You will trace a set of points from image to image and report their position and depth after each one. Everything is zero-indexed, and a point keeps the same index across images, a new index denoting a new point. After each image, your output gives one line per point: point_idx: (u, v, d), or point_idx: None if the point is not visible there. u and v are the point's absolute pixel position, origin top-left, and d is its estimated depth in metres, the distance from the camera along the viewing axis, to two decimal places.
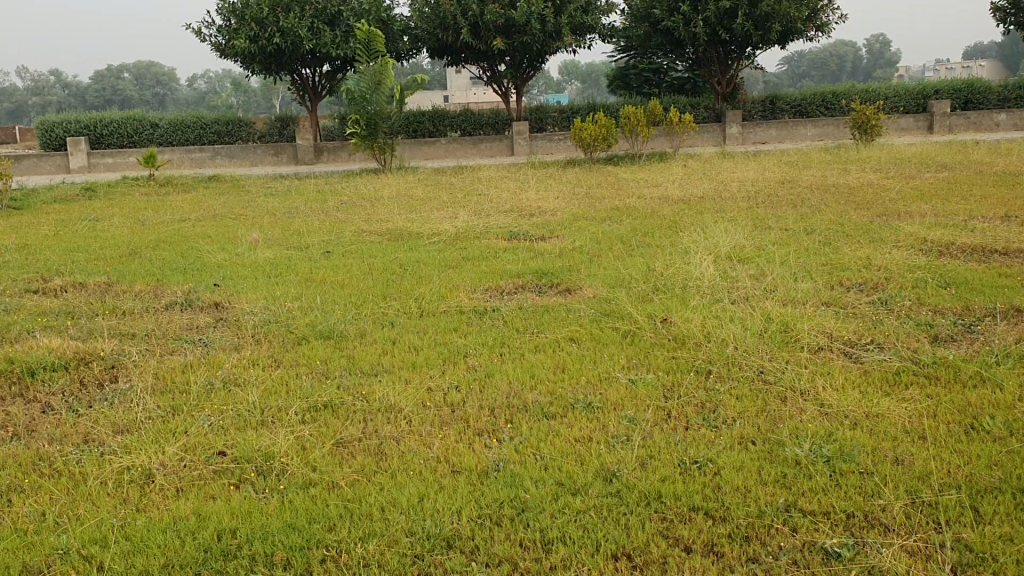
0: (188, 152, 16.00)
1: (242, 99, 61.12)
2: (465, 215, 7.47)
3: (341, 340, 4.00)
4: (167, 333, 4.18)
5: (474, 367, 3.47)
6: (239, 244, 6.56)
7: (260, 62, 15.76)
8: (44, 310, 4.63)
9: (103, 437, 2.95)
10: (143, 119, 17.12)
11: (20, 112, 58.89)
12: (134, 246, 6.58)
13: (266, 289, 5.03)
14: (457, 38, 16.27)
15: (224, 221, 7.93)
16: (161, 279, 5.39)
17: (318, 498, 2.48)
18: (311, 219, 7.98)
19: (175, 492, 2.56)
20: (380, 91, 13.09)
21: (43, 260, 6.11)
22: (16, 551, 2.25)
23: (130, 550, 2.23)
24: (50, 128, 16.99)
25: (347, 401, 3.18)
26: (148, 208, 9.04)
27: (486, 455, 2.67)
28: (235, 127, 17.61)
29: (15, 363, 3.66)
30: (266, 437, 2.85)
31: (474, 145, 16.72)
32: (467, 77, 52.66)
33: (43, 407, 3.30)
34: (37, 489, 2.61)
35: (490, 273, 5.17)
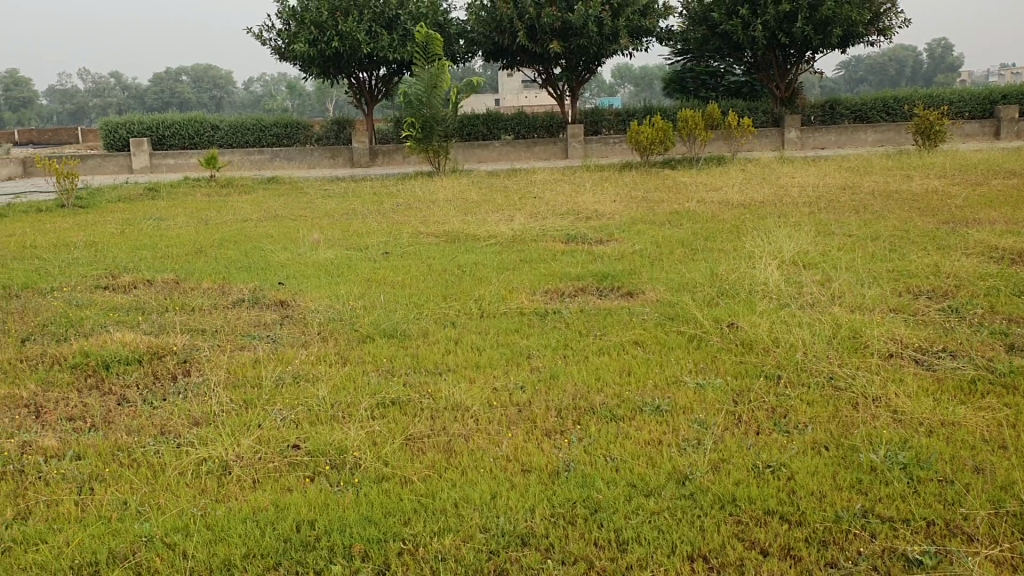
0: (248, 155, 16.43)
1: (297, 101, 62.11)
2: (522, 218, 7.50)
3: (404, 339, 4.04)
4: (235, 329, 4.26)
5: (539, 369, 3.48)
6: (301, 244, 6.66)
7: (318, 65, 15.99)
8: (115, 305, 4.75)
9: (179, 429, 3.01)
10: (204, 121, 17.50)
11: (82, 115, 60.43)
12: (199, 244, 6.71)
13: (330, 288, 5.10)
14: (514, 41, 16.34)
15: (284, 222, 8.06)
16: (226, 277, 5.49)
17: (392, 492, 2.51)
18: (369, 220, 8.07)
19: (252, 484, 2.61)
20: (435, 94, 13.23)
21: (112, 256, 6.27)
22: (102, 538, 2.31)
23: (212, 539, 2.28)
24: (114, 129, 17.44)
25: (414, 399, 3.22)
26: (211, 208, 9.23)
27: (556, 455, 2.68)
28: (292, 129, 17.88)
29: (91, 356, 3.76)
30: (339, 432, 2.90)
31: (528, 147, 16.78)
32: (520, 81, 52.86)
33: (119, 399, 3.39)
34: (117, 478, 2.67)
35: (550, 275, 5.19)
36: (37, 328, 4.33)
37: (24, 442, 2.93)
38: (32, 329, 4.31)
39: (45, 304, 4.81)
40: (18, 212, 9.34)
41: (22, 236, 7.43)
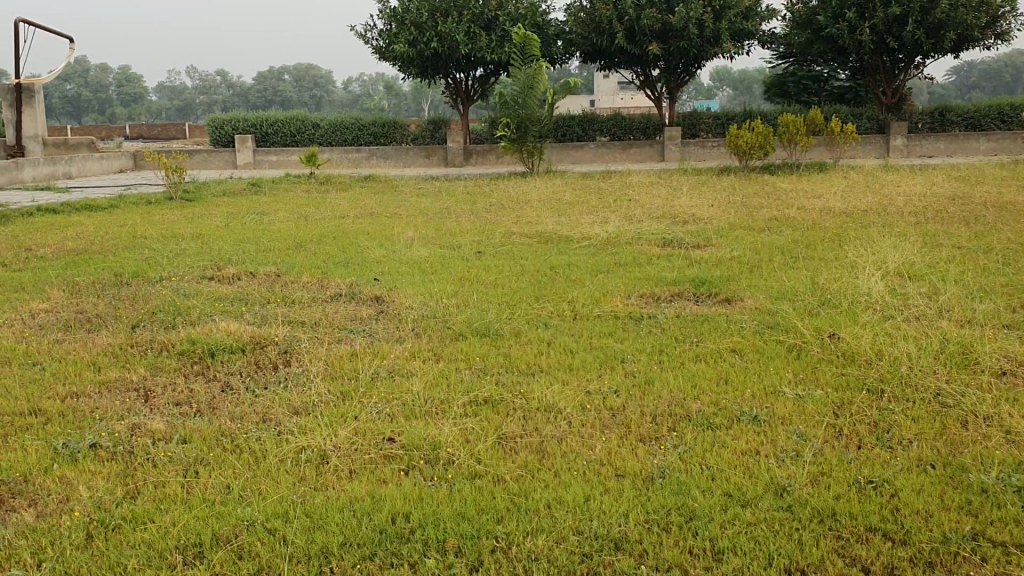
0: (347, 152, 16.85)
1: (393, 101, 63.21)
2: (616, 220, 7.47)
3: (498, 338, 4.05)
4: (332, 323, 4.36)
5: (634, 373, 3.46)
6: (397, 242, 6.76)
7: (417, 66, 16.24)
8: (220, 296, 4.90)
9: (280, 417, 3.09)
10: (306, 119, 18.15)
11: (189, 112, 62.65)
12: (298, 239, 6.88)
13: (424, 285, 5.17)
14: (612, 43, 16.29)
15: (380, 219, 8.21)
16: (324, 271, 5.62)
17: (484, 489, 2.53)
18: (463, 219, 8.14)
19: (348, 474, 2.67)
20: (532, 95, 13.24)
21: (217, 249, 6.48)
22: (206, 519, 2.38)
23: (310, 526, 2.34)
24: (220, 126, 18.33)
25: (507, 398, 3.23)
26: (309, 204, 9.45)
27: (651, 461, 2.65)
28: (389, 129, 18.24)
29: (198, 344, 3.90)
30: (433, 428, 2.93)
31: (624, 150, 16.69)
32: (616, 82, 52.64)
33: (223, 386, 3.50)
34: (221, 462, 2.76)
35: (644, 279, 5.15)
36: (148, 315, 4.51)
37: (134, 425, 3.05)
38: (142, 316, 4.49)
39: (154, 293, 5.00)
40: (130, 204, 9.75)
41: (133, 226, 7.74)
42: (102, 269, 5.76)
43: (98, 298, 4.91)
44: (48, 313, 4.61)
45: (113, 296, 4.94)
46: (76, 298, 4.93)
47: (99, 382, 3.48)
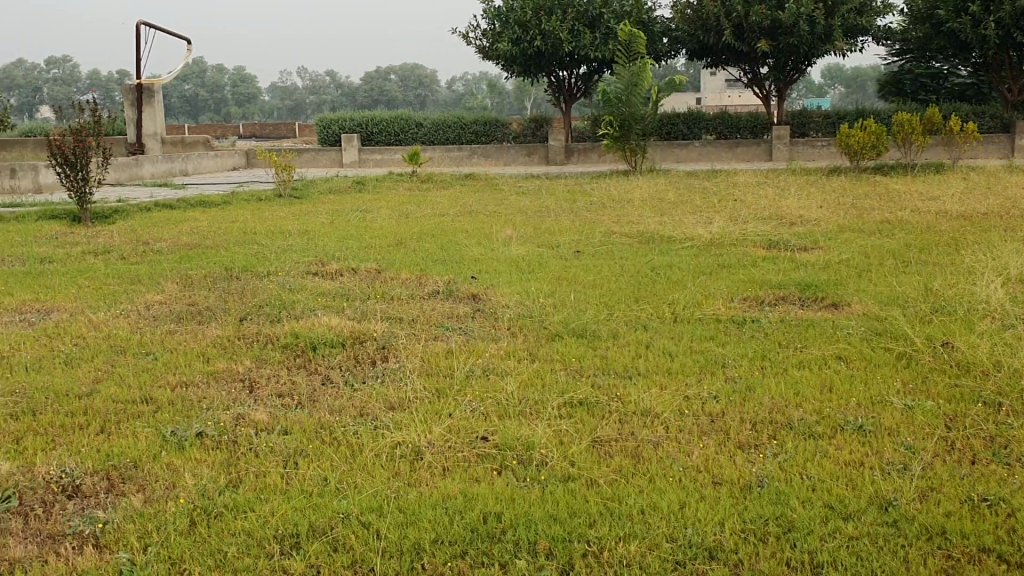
0: (448, 152, 16.95)
1: (497, 100, 63.61)
2: (720, 221, 7.33)
3: (595, 340, 4.02)
4: (429, 320, 4.40)
5: (735, 379, 3.38)
6: (495, 240, 6.79)
7: (520, 64, 16.31)
8: (323, 291, 5.01)
9: (377, 412, 3.14)
10: (410, 119, 18.49)
11: (299, 111, 64.45)
12: (400, 236, 6.99)
13: (522, 284, 5.17)
14: (719, 40, 16.04)
15: (480, 217, 8.26)
16: (423, 269, 5.68)
17: (578, 493, 2.50)
18: (563, 218, 8.12)
19: (442, 471, 2.69)
20: (636, 93, 13.11)
21: (321, 245, 6.64)
22: (304, 510, 2.43)
23: (403, 521, 2.36)
24: (328, 126, 18.84)
25: (602, 401, 3.20)
26: (411, 202, 9.59)
27: (749, 469, 2.58)
28: (492, 127, 18.41)
29: (300, 338, 4.00)
30: (527, 428, 2.93)
31: (730, 149, 16.36)
32: (723, 81, 51.65)
33: (323, 378, 3.58)
34: (319, 455, 2.81)
35: (748, 282, 5.03)
36: (254, 309, 4.64)
37: (238, 415, 3.14)
38: (249, 309, 4.63)
39: (261, 287, 5.15)
40: (241, 200, 10.08)
41: (243, 223, 7.99)
42: (212, 262, 5.98)
43: (209, 291, 5.09)
44: (161, 304, 4.79)
45: (222, 290, 5.11)
46: (189, 291, 5.12)
47: (208, 372, 3.61)
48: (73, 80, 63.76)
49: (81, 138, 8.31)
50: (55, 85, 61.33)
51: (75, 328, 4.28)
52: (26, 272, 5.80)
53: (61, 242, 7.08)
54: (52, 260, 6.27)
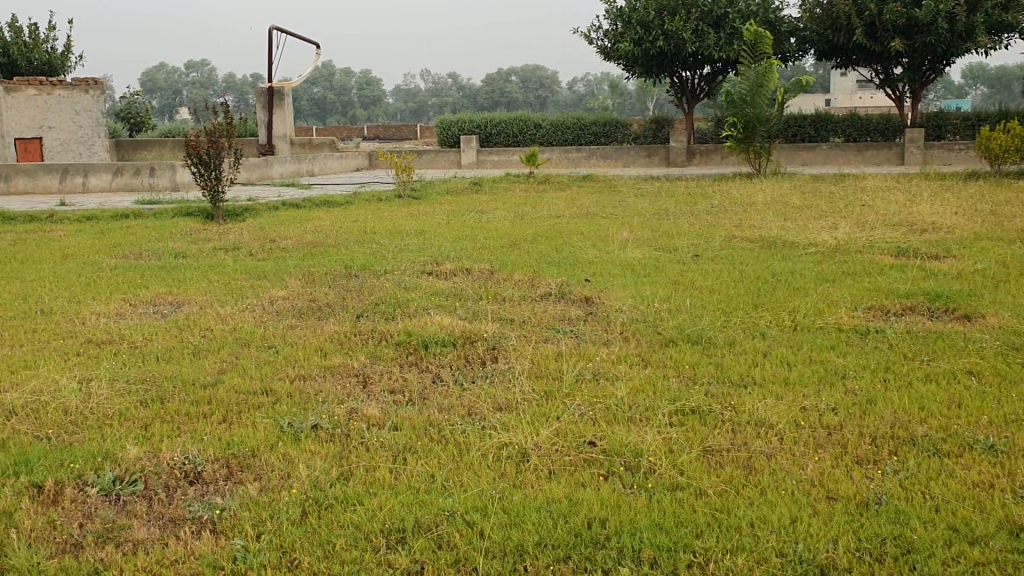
0: (566, 152, 16.95)
1: (619, 101, 63.23)
2: (846, 226, 7.08)
3: (710, 346, 3.93)
4: (541, 322, 4.40)
5: (856, 391, 3.24)
6: (611, 242, 6.75)
7: (641, 65, 16.18)
8: (437, 291, 5.08)
9: (486, 412, 3.16)
10: (529, 120, 18.61)
11: (422, 112, 65.66)
12: (515, 237, 7.03)
13: (636, 287, 5.12)
14: (850, 39, 15.49)
15: (597, 219, 8.23)
16: (537, 270, 5.69)
17: (685, 502, 2.45)
18: (681, 221, 8.00)
19: (548, 474, 2.68)
20: (761, 94, 12.79)
21: (437, 245, 6.73)
22: (411, 506, 2.47)
23: (507, 523, 2.36)
24: (448, 127, 19.15)
25: (715, 410, 3.12)
26: (528, 203, 9.64)
27: (866, 485, 2.48)
28: (611, 128, 18.33)
29: (413, 336, 4.07)
30: (635, 434, 2.88)
31: (859, 151, 15.80)
32: (855, 81, 49.84)
33: (434, 377, 3.62)
34: (427, 452, 2.84)
35: (873, 290, 4.83)
36: (370, 306, 4.75)
37: (352, 409, 3.21)
38: (366, 306, 4.73)
39: (378, 285, 5.26)
40: (362, 200, 10.34)
41: (364, 222, 8.20)
42: (333, 260, 6.15)
43: (329, 288, 5.23)
44: (284, 300, 4.96)
45: (341, 287, 5.24)
46: (310, 288, 5.27)
47: (325, 367, 3.71)
48: (211, 83, 66.86)
49: (215, 138, 8.62)
50: (194, 88, 64.43)
51: (203, 320, 4.48)
52: (161, 266, 6.10)
53: (195, 238, 7.43)
54: (186, 255, 6.57)
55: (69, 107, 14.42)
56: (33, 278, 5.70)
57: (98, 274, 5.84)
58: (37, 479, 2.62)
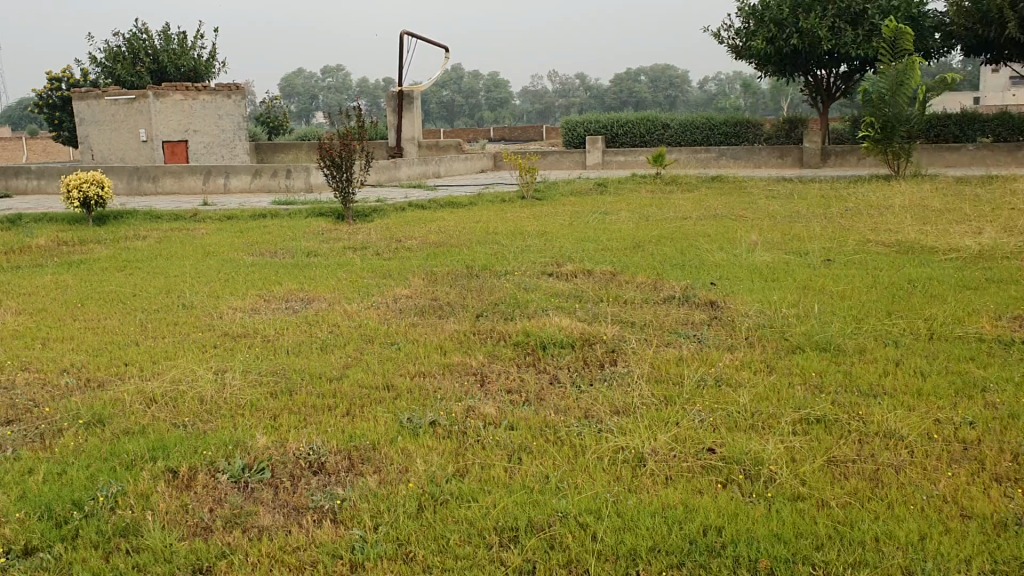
0: (695, 152, 16.69)
1: (750, 101, 61.75)
2: (993, 231, 6.70)
3: (839, 354, 3.80)
4: (662, 325, 4.35)
5: (997, 405, 3.06)
6: (738, 245, 6.61)
7: (774, 63, 15.80)
8: (557, 292, 5.08)
9: (602, 415, 3.14)
10: (656, 120, 18.46)
11: (549, 114, 65.93)
12: (639, 239, 6.97)
13: (763, 292, 4.99)
14: (1001, 34, 14.64)
15: (724, 221, 8.07)
16: (660, 273, 5.63)
17: (806, 513, 2.37)
18: (813, 224, 7.76)
19: (664, 479, 2.64)
20: (901, 92, 12.27)
21: (559, 246, 6.75)
22: (524, 506, 2.48)
23: (620, 526, 2.34)
24: (574, 127, 19.19)
25: (842, 419, 3.01)
26: (654, 205, 9.54)
27: (1004, 505, 2.34)
28: (742, 129, 17.97)
29: (532, 337, 4.09)
30: (756, 442, 2.81)
31: (1009, 152, 14.91)
32: (1007, 77, 47.09)
33: (552, 378, 3.63)
34: (543, 452, 2.85)
35: (1020, 299, 4.55)
36: (491, 306, 4.80)
37: (469, 407, 3.25)
38: (486, 306, 4.79)
39: (499, 285, 5.31)
40: (488, 201, 10.48)
41: (488, 223, 8.29)
42: (456, 260, 6.24)
43: (451, 288, 5.31)
44: (408, 298, 5.06)
45: (463, 287, 5.32)
46: (432, 287, 5.37)
47: (444, 364, 3.77)
48: (344, 88, 69.01)
49: (348, 141, 8.94)
50: (329, 92, 66.65)
51: (331, 317, 4.62)
52: (293, 264, 6.34)
53: (326, 237, 7.68)
54: (316, 254, 6.80)
55: (214, 111, 15.16)
56: (176, 273, 6.01)
57: (235, 271, 6.11)
58: (173, 464, 2.76)
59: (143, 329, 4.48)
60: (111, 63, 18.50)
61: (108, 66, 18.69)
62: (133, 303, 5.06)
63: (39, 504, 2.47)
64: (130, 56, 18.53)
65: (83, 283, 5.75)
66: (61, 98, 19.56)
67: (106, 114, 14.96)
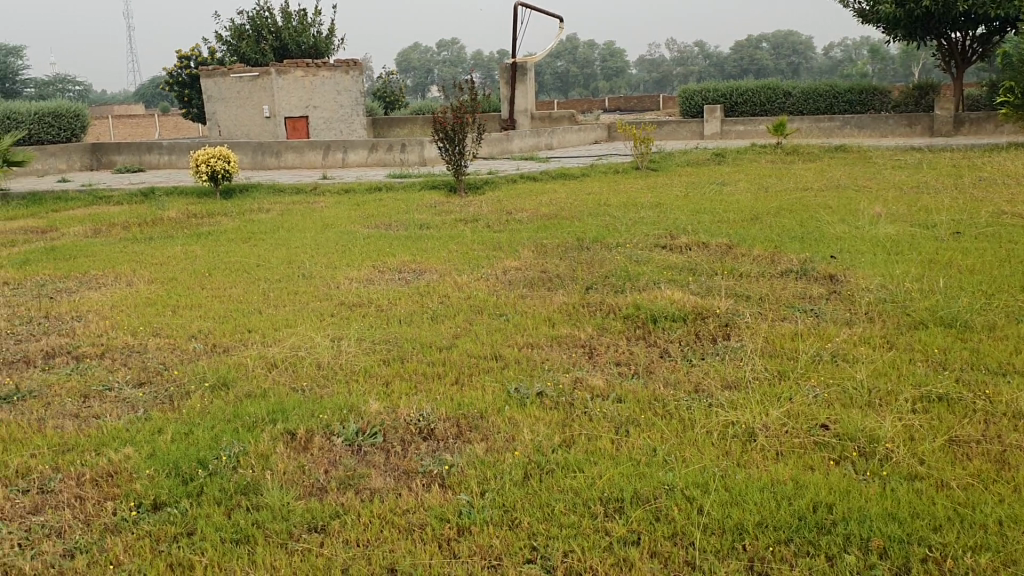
0: (818, 122, 16.09)
1: (879, 66, 59.06)
2: None
3: (966, 331, 3.62)
4: (779, 300, 4.25)
5: None
6: (861, 218, 6.37)
7: (905, 27, 15.09)
8: (670, 265, 5.02)
9: (713, 390, 3.10)
10: (777, 88, 17.91)
11: (665, 83, 64.74)
12: (756, 211, 6.80)
13: (886, 265, 4.80)
14: None
15: (847, 192, 7.78)
16: (777, 245, 5.48)
17: (924, 493, 2.29)
18: (943, 195, 7.39)
19: (775, 455, 2.59)
20: None
21: (673, 218, 6.65)
22: (629, 478, 2.47)
23: (728, 501, 2.31)
24: (691, 96, 18.82)
25: (966, 398, 2.88)
26: (773, 175, 9.28)
27: None
28: (868, 96, 17.28)
29: (642, 310, 4.06)
30: (873, 419, 2.72)
31: None
32: None
33: (662, 352, 3.60)
34: (651, 426, 2.84)
35: None
36: (601, 279, 4.78)
37: (577, 379, 3.27)
38: (597, 279, 4.77)
39: (610, 258, 5.27)
40: (601, 172, 10.42)
41: (600, 194, 8.24)
42: (568, 233, 6.23)
43: (561, 260, 5.31)
44: (518, 271, 5.09)
45: (573, 259, 5.31)
46: (542, 259, 5.38)
47: (552, 336, 3.79)
48: (460, 61, 69.41)
49: (461, 115, 8.96)
50: (444, 65, 67.18)
51: (442, 288, 4.69)
52: (408, 236, 6.47)
53: (439, 210, 7.79)
54: (429, 226, 6.90)
55: (333, 87, 15.62)
56: (297, 244, 6.22)
57: (352, 242, 6.28)
58: (291, 427, 2.88)
59: (266, 298, 4.66)
60: (236, 41, 19.27)
61: (233, 44, 19.37)
62: (257, 273, 5.26)
63: (167, 461, 2.61)
64: (254, 34, 19.20)
65: (210, 253, 6.01)
66: (190, 76, 20.36)
67: (231, 91, 15.40)
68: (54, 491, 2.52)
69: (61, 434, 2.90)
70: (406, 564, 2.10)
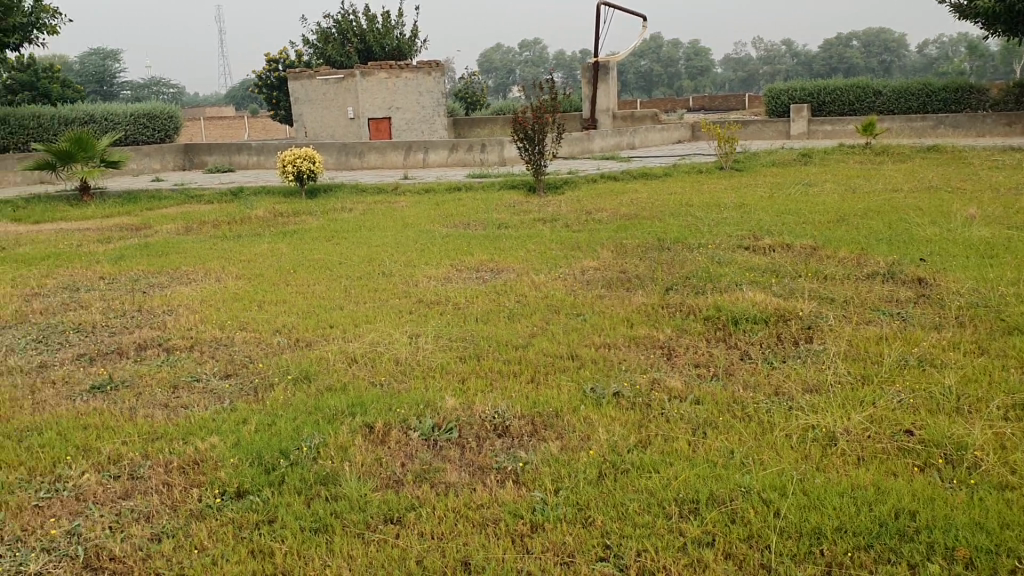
0: (910, 121, 15.61)
1: (977, 63, 56.93)
2: None
3: None
4: (865, 302, 4.14)
5: None
6: (954, 220, 6.16)
7: (1004, 22, 14.52)
8: (752, 266, 4.94)
9: (793, 393, 3.04)
10: (867, 87, 17.45)
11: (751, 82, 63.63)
12: (843, 212, 6.64)
13: (979, 269, 4.63)
14: None
15: (940, 193, 7.53)
16: (864, 247, 5.34)
17: (1015, 503, 2.20)
18: None
19: (857, 460, 2.53)
20: None
21: (756, 219, 6.54)
22: (705, 479, 2.44)
23: (806, 505, 2.26)
24: (778, 96, 18.46)
25: None
26: (861, 176, 9.04)
27: None
28: (964, 94, 16.69)
29: (722, 311, 4.00)
30: (961, 426, 2.63)
31: None
32: None
33: (742, 354, 3.55)
34: (728, 428, 2.80)
35: None
36: (681, 279, 4.74)
37: (655, 380, 3.24)
38: (677, 280, 4.72)
39: (690, 259, 5.21)
40: (683, 172, 10.30)
41: (683, 195, 8.14)
42: (648, 232, 6.18)
43: (640, 261, 5.27)
44: (596, 270, 5.08)
45: (653, 260, 5.26)
46: (621, 259, 5.35)
47: (630, 337, 3.77)
48: (542, 62, 69.45)
49: (541, 115, 8.97)
50: (527, 66, 67.30)
51: (519, 287, 4.71)
52: (487, 235, 6.50)
53: (519, 210, 7.81)
54: (508, 226, 6.93)
55: (415, 88, 15.71)
56: (378, 243, 6.31)
57: (432, 241, 6.34)
58: (370, 420, 2.93)
59: (347, 295, 4.74)
60: (321, 44, 19.71)
61: (319, 47, 19.78)
62: (340, 271, 5.37)
63: (251, 451, 2.69)
64: (339, 37, 19.60)
65: (296, 251, 6.15)
66: (278, 78, 20.86)
67: (317, 93, 15.74)
68: (143, 477, 2.62)
69: (151, 422, 3.01)
70: (479, 558, 2.12)
